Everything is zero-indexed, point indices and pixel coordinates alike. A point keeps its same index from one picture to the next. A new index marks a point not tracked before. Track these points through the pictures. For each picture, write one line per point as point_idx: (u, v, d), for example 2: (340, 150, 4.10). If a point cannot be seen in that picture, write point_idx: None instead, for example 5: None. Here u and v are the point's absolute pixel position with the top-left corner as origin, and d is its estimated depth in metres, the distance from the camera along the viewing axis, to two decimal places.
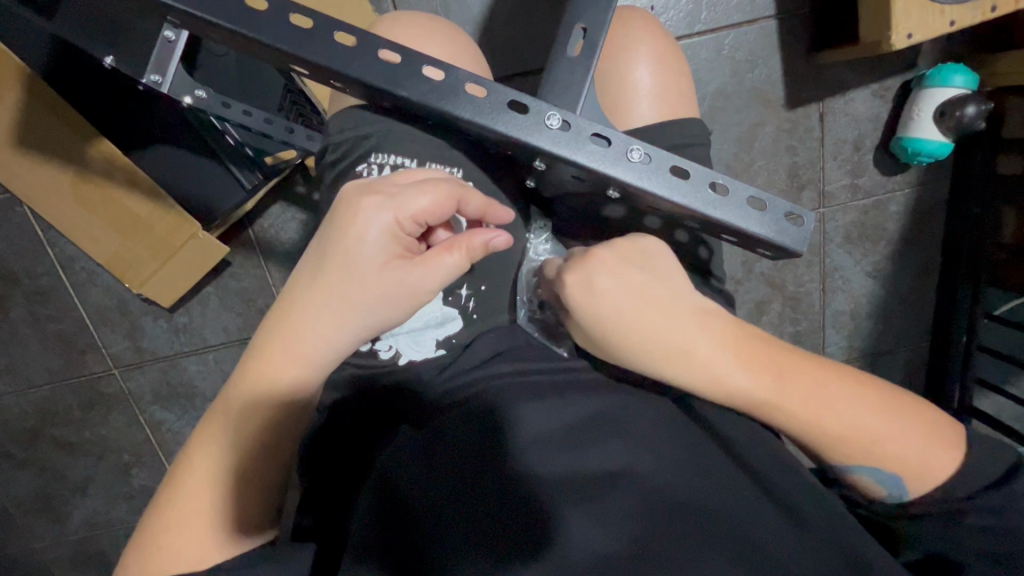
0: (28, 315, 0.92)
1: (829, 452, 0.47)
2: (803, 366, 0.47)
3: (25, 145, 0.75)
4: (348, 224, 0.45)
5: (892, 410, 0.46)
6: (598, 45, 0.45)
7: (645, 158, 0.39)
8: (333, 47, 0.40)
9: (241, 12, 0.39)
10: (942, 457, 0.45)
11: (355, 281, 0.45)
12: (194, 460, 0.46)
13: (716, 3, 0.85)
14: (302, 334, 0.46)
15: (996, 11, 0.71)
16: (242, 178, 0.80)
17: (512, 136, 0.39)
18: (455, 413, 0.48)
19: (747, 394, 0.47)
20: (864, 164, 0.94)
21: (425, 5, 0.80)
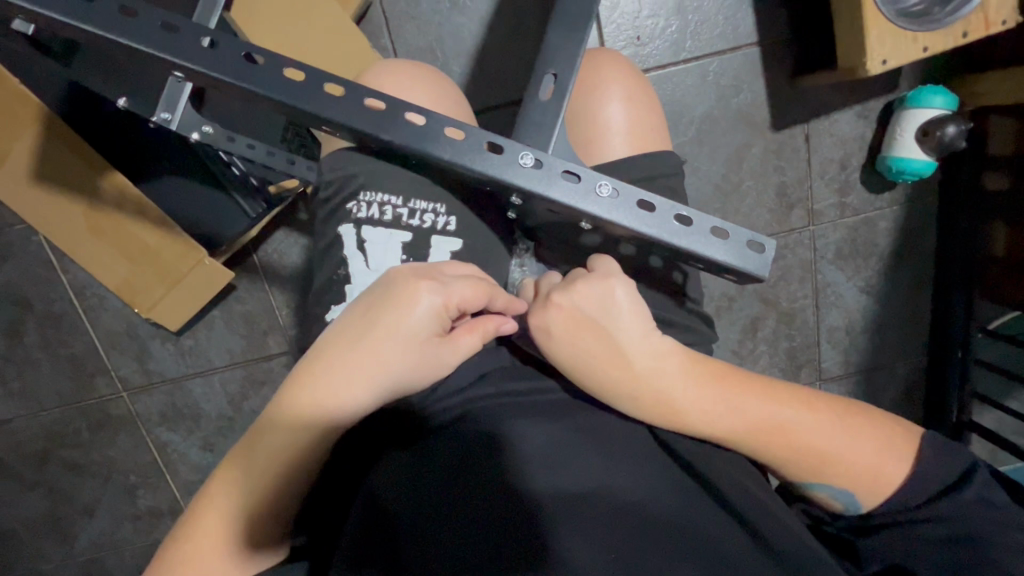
0: (42, 339, 0.95)
1: (792, 470, 0.51)
2: (758, 397, 0.51)
3: (42, 179, 0.80)
4: (400, 301, 0.49)
5: (857, 434, 0.50)
6: (566, 89, 0.49)
7: (614, 193, 0.42)
8: (323, 96, 0.43)
9: (239, 67, 0.43)
10: (894, 468, 0.49)
11: (392, 348, 0.48)
12: (215, 484, 0.50)
13: (700, 32, 0.88)
14: (337, 394, 0.48)
15: (967, 36, 0.73)
16: (246, 208, 0.83)
17: (488, 175, 0.42)
18: (442, 436, 0.50)
19: (720, 425, 0.51)
20: (851, 182, 0.96)
21: (420, 41, 0.85)
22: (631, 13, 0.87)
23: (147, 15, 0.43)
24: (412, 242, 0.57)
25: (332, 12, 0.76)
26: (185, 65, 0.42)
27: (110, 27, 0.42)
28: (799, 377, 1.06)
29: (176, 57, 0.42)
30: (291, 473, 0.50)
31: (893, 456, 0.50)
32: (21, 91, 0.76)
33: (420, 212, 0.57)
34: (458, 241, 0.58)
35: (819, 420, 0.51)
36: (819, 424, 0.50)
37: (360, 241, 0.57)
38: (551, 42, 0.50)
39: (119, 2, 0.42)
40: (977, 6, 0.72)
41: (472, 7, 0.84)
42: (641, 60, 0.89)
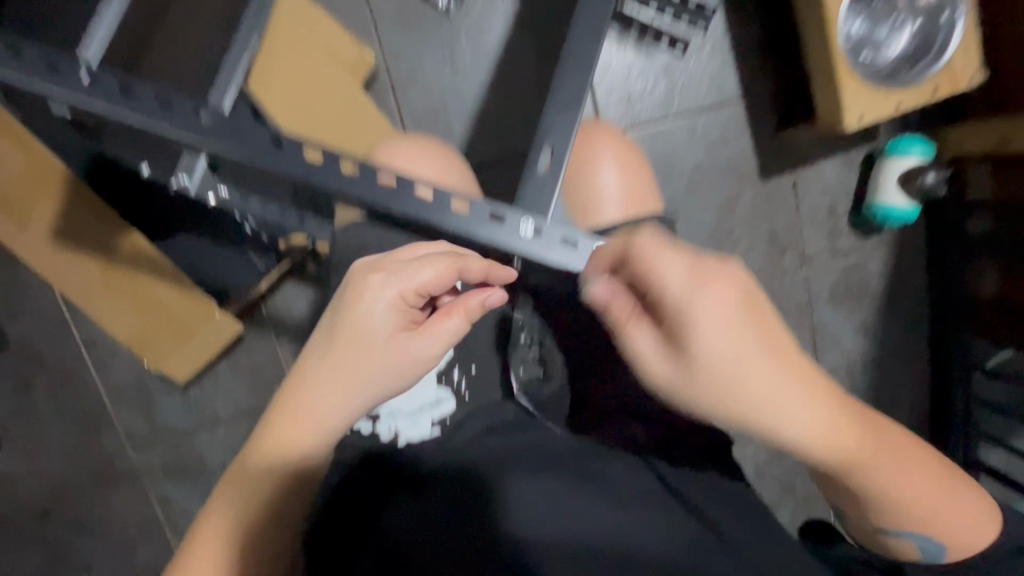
0: (50, 394, 0.96)
1: (876, 506, 0.49)
2: (862, 426, 0.46)
3: (61, 239, 0.83)
4: (360, 298, 0.50)
5: (916, 471, 0.48)
6: (563, 162, 0.53)
7: (606, 254, 0.47)
8: (343, 176, 0.46)
9: (261, 152, 0.45)
10: (973, 533, 0.50)
11: (365, 347, 0.50)
12: (216, 512, 0.51)
13: (687, 91, 0.94)
14: (320, 397, 0.50)
15: (937, 92, 0.78)
16: (258, 263, 0.87)
17: (496, 244, 0.48)
18: (443, 468, 0.51)
19: (822, 441, 0.44)
20: (840, 227, 0.99)
21: (425, 103, 0.90)
22: (621, 76, 0.93)
23: (179, 107, 0.46)
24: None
25: (343, 84, 0.81)
26: (214, 149, 0.45)
27: (146, 115, 0.45)
28: None
29: (197, 142, 0.44)
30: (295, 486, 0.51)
31: (983, 522, 0.50)
32: (49, 159, 0.80)
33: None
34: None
35: (898, 453, 0.48)
36: (892, 457, 0.47)
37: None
38: (550, 119, 0.54)
39: (152, 92, 0.46)
40: (944, 67, 0.77)
41: (474, 73, 0.89)
42: (634, 118, 0.94)
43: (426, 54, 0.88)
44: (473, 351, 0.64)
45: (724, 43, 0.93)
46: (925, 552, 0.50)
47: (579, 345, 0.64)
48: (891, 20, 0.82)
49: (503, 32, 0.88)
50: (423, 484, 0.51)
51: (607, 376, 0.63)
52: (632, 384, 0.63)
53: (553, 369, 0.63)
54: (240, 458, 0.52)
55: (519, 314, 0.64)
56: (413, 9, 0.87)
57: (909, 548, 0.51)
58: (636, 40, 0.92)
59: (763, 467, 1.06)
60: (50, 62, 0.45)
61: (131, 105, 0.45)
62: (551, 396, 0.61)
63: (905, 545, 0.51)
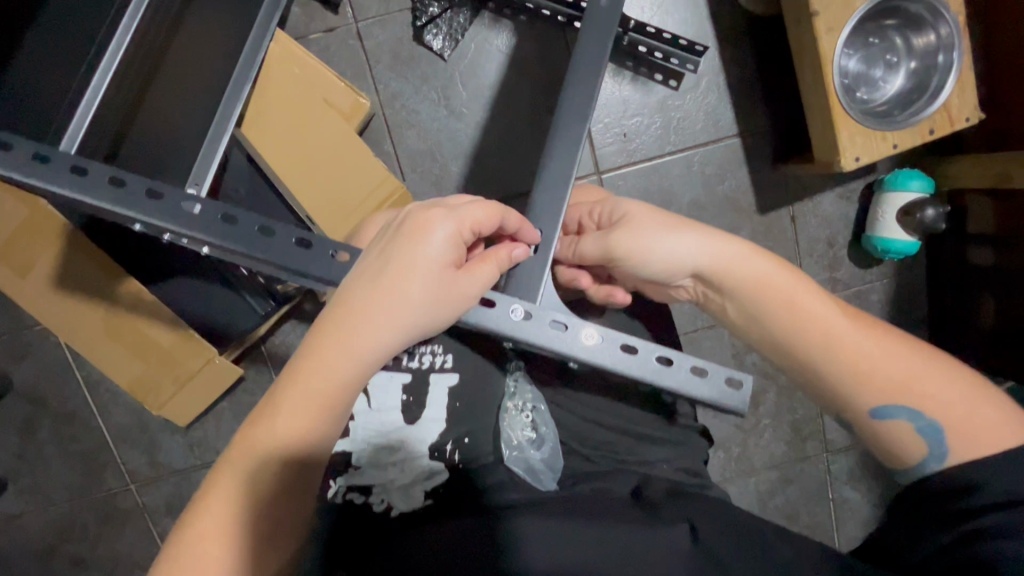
0: (54, 435, 0.97)
1: (861, 391, 0.48)
2: (827, 307, 0.50)
3: (60, 288, 0.82)
4: (414, 234, 0.45)
5: (897, 347, 0.49)
6: (552, 245, 0.54)
7: (599, 339, 0.48)
8: (332, 263, 0.47)
9: (254, 241, 0.46)
10: (975, 415, 0.46)
11: (412, 284, 0.44)
12: (217, 486, 0.43)
13: (682, 127, 0.94)
14: (360, 338, 0.43)
15: (934, 133, 0.77)
16: (255, 305, 0.86)
17: (485, 327, 0.48)
18: (452, 526, 0.50)
19: (770, 273, 0.52)
20: (840, 258, 0.98)
21: (421, 144, 0.91)
22: (617, 113, 0.93)
23: (163, 195, 0.46)
24: (411, 382, 0.61)
25: (337, 130, 0.81)
26: (208, 241, 0.46)
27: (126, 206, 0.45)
28: (806, 449, 1.03)
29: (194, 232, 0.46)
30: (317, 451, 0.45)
31: (980, 402, 0.46)
32: (47, 210, 0.79)
33: (420, 354, 0.61)
34: (454, 376, 0.61)
35: (885, 340, 0.49)
36: (879, 342, 0.49)
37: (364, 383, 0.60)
38: (540, 199, 0.56)
39: (134, 181, 0.46)
40: (940, 107, 0.76)
41: (469, 114, 0.91)
42: (629, 154, 0.94)
43: (421, 97, 0.90)
44: (461, 425, 0.60)
45: (719, 79, 0.93)
46: (929, 444, 0.47)
47: (575, 415, 0.61)
48: (888, 58, 0.85)
49: (497, 72, 0.90)
50: (429, 531, 0.50)
51: (607, 449, 0.59)
52: (634, 457, 0.59)
53: (549, 439, 0.60)
54: (248, 422, 0.44)
55: (511, 381, 0.63)
56: (408, 53, 0.89)
57: (910, 435, 0.47)
58: (630, 77, 0.92)
59: (765, 498, 1.03)
60: (41, 156, 0.45)
61: (114, 198, 0.45)
62: (543, 465, 0.59)
63: (905, 431, 0.48)
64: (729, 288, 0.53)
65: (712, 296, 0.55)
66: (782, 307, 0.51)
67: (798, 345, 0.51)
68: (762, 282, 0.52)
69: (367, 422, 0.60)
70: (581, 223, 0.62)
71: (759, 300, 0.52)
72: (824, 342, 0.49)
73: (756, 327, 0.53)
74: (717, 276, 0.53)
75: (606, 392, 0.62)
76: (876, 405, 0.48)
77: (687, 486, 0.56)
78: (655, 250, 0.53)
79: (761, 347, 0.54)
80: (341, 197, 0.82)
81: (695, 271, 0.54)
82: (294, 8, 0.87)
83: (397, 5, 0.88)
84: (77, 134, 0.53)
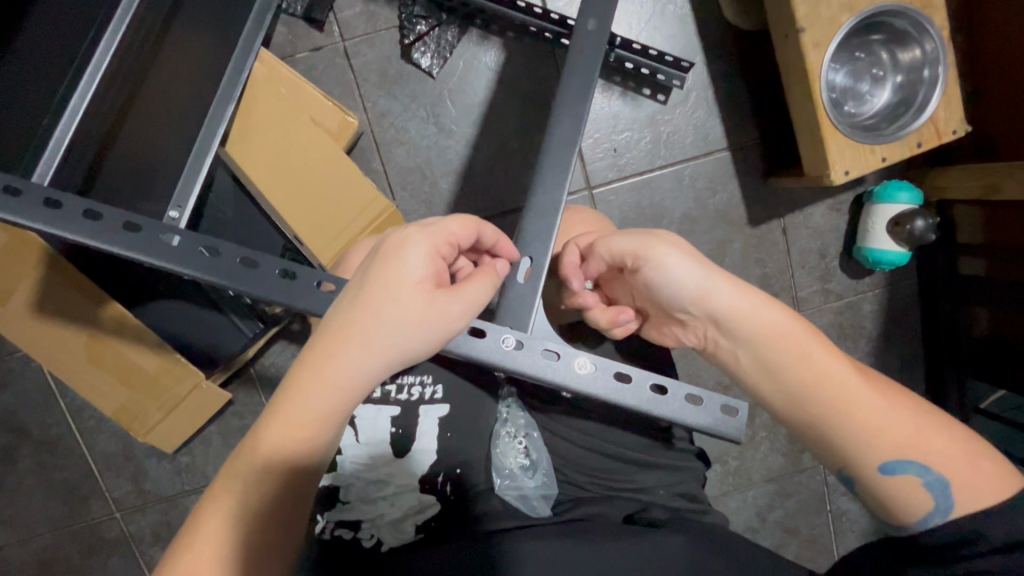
0: (37, 464, 0.94)
1: (859, 444, 0.49)
2: (832, 360, 0.51)
3: (42, 313, 0.79)
4: (389, 253, 0.44)
5: (902, 404, 0.50)
6: (542, 272, 0.54)
7: (593, 368, 0.49)
8: (312, 293, 0.48)
9: (242, 276, 0.48)
10: (975, 467, 0.47)
11: (393, 300, 0.43)
12: (198, 523, 0.41)
13: (672, 142, 0.94)
14: (339, 360, 0.42)
15: (922, 146, 0.78)
16: (244, 327, 0.84)
17: (479, 359, 0.49)
18: (443, 556, 0.50)
19: (782, 323, 0.51)
20: (832, 270, 0.98)
21: (411, 162, 0.90)
22: (607, 128, 0.93)
23: (148, 230, 0.47)
24: (400, 415, 0.59)
25: (325, 150, 0.80)
26: (197, 276, 0.47)
27: (110, 242, 0.46)
28: (803, 461, 1.01)
29: (183, 269, 0.47)
30: (301, 482, 0.43)
31: (979, 457, 0.48)
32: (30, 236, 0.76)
33: (408, 386, 0.60)
34: (445, 407, 0.60)
35: (884, 395, 0.50)
36: (883, 400, 0.49)
37: (351, 417, 0.59)
38: (531, 223, 0.55)
39: (123, 218, 0.47)
40: (927, 120, 0.77)
41: (458, 131, 0.90)
42: (620, 170, 0.94)
43: (409, 115, 0.89)
44: (451, 457, 0.59)
45: (707, 93, 0.93)
46: (935, 497, 0.47)
47: (569, 441, 0.60)
48: (874, 73, 0.86)
49: (485, 89, 0.90)
50: (421, 562, 0.50)
51: (600, 476, 0.59)
52: (628, 484, 0.58)
53: (541, 466, 0.60)
54: (233, 455, 0.43)
55: (503, 408, 0.63)
56: (396, 71, 0.88)
57: (916, 488, 0.48)
58: (619, 93, 0.92)
59: (764, 511, 1.01)
60: (52, 200, 0.46)
61: (98, 233, 0.46)
62: (536, 493, 0.59)
63: (911, 484, 0.48)
64: (744, 328, 0.52)
65: (723, 340, 0.54)
66: (796, 360, 0.51)
67: (811, 400, 0.51)
68: (775, 326, 0.51)
69: (355, 456, 0.59)
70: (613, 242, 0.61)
71: (775, 350, 0.51)
72: (837, 397, 0.50)
73: (770, 376, 0.52)
74: (734, 319, 0.52)
75: (603, 418, 0.60)
76: (886, 460, 0.49)
77: (682, 512, 0.56)
78: (676, 276, 0.52)
79: (775, 400, 0.53)
80: (329, 218, 0.81)
81: (708, 309, 0.53)
82: (280, 28, 0.87)
83: (384, 23, 0.88)
84: (52, 161, 0.53)
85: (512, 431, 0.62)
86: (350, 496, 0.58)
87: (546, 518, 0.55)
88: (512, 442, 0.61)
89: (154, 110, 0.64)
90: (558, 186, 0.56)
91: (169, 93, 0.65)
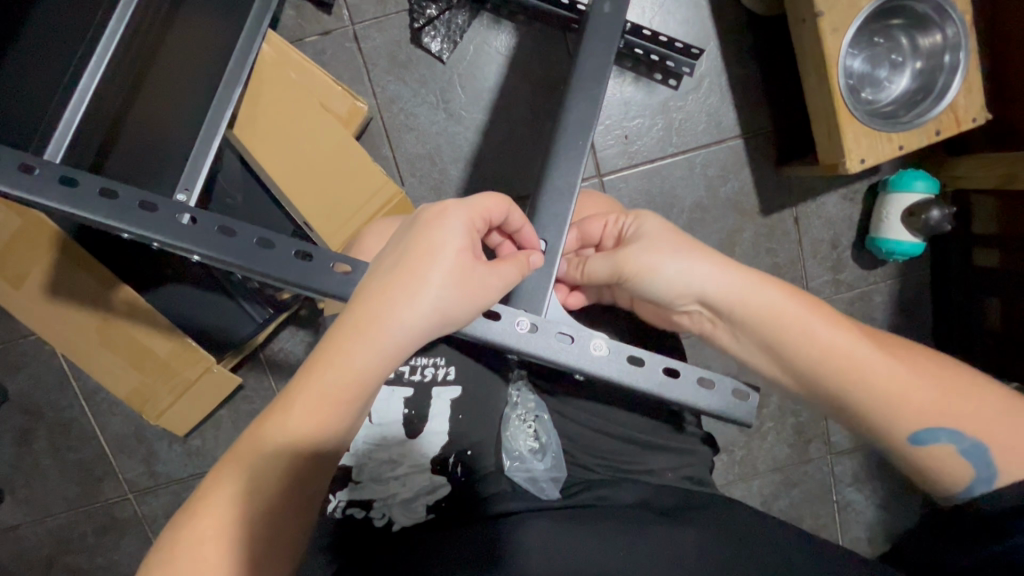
0: (51, 446, 0.96)
1: (890, 420, 0.48)
2: (838, 334, 0.49)
3: (54, 296, 0.79)
4: (428, 222, 0.44)
5: (918, 363, 0.48)
6: (557, 256, 0.54)
7: (608, 351, 0.51)
8: (330, 274, 0.48)
9: (259, 256, 0.48)
10: (1009, 429, 0.46)
11: (434, 267, 0.42)
12: (217, 488, 0.39)
13: (684, 129, 0.92)
14: (380, 325, 0.41)
15: (941, 133, 0.76)
16: (255, 313, 0.85)
17: (490, 341, 0.50)
18: (470, 532, 0.50)
19: (775, 304, 0.51)
20: (844, 260, 0.97)
21: (420, 148, 0.89)
22: (618, 114, 0.92)
23: (163, 209, 0.48)
24: (413, 396, 0.60)
25: (335, 134, 0.80)
26: (211, 257, 0.47)
27: (126, 220, 0.47)
28: (810, 451, 1.01)
29: (198, 251, 0.47)
30: (330, 449, 0.41)
31: (1015, 416, 0.46)
32: (41, 219, 0.76)
33: (421, 367, 0.60)
34: (457, 389, 0.60)
35: (906, 366, 0.48)
36: (902, 374, 0.47)
37: None
38: (545, 208, 0.56)
39: (138, 198, 0.47)
40: (947, 108, 0.76)
41: (468, 117, 0.89)
42: (631, 157, 0.93)
43: (419, 100, 0.89)
44: (461, 440, 0.60)
45: (721, 79, 0.92)
46: (974, 466, 0.46)
47: (578, 423, 0.61)
48: (892, 59, 0.84)
49: (496, 74, 0.89)
50: (446, 543, 0.50)
51: (608, 457, 0.59)
52: (636, 466, 0.58)
53: (552, 449, 0.60)
54: (259, 419, 0.41)
55: (514, 391, 0.62)
56: (405, 55, 0.88)
57: (952, 457, 0.47)
58: (632, 79, 0.91)
59: (769, 500, 1.01)
60: (68, 177, 0.46)
61: (115, 212, 0.46)
62: (546, 475, 0.58)
63: (946, 454, 0.47)
64: (737, 314, 0.52)
65: (721, 326, 0.54)
66: (800, 340, 0.50)
67: (819, 377, 0.50)
68: (775, 313, 0.50)
69: (368, 436, 0.59)
70: (602, 237, 0.60)
71: (772, 332, 0.51)
72: (848, 376, 0.48)
73: (772, 356, 0.52)
74: (725, 302, 0.52)
75: (613, 403, 0.61)
76: (917, 431, 0.48)
77: (692, 493, 0.56)
78: (675, 273, 0.53)
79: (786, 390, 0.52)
80: (339, 202, 0.81)
81: (702, 298, 0.53)
82: (289, 10, 0.86)
83: (394, 8, 0.87)
84: (64, 140, 0.53)
85: (518, 416, 0.61)
86: (360, 479, 0.58)
87: (555, 500, 0.55)
88: (512, 427, 0.61)
89: (162, 94, 0.63)
90: (570, 172, 0.56)
91: (176, 77, 0.64)
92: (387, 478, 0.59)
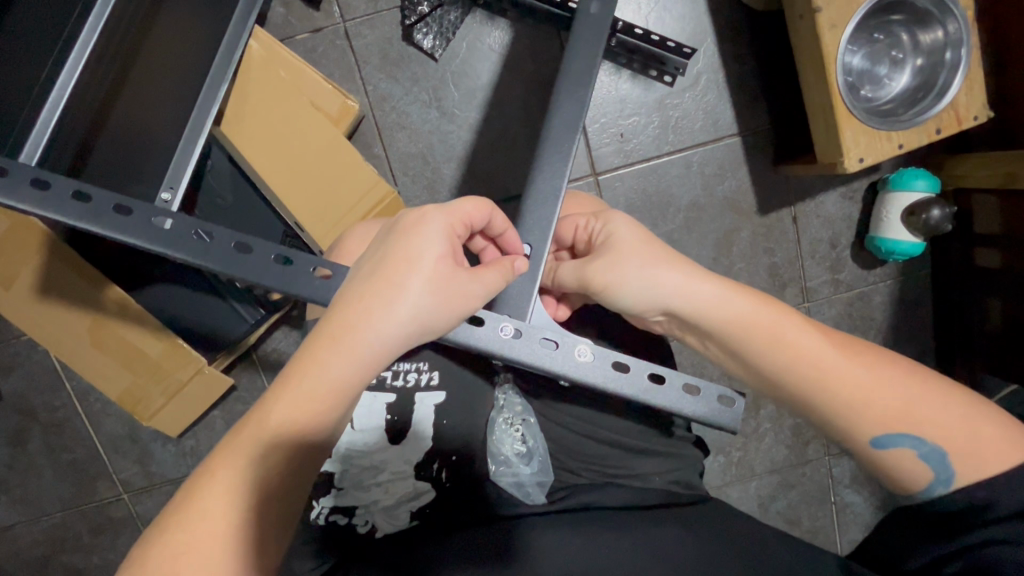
0: (45, 446, 0.96)
1: (868, 432, 0.47)
2: (806, 342, 0.48)
3: (43, 297, 0.78)
4: (407, 229, 0.43)
5: (887, 369, 0.47)
6: (541, 259, 0.54)
7: (592, 357, 0.50)
8: (310, 279, 0.48)
9: (237, 261, 0.47)
10: (974, 434, 0.44)
11: (413, 273, 0.41)
12: (190, 502, 0.38)
13: (681, 127, 0.91)
14: (358, 332, 0.40)
15: (941, 132, 0.75)
16: (246, 314, 0.85)
17: (473, 347, 0.49)
18: (457, 542, 0.51)
19: (741, 311, 0.50)
20: (843, 260, 0.95)
21: (413, 147, 0.88)
22: (614, 112, 0.91)
23: (139, 212, 0.47)
24: (396, 402, 0.59)
25: (324, 133, 0.79)
26: (188, 261, 0.47)
27: (100, 223, 0.46)
28: (808, 453, 1.00)
29: (174, 255, 0.47)
30: (307, 459, 0.41)
31: (980, 422, 0.45)
32: (28, 220, 0.75)
33: (404, 372, 0.60)
34: (441, 394, 0.59)
35: (884, 373, 0.47)
36: (879, 382, 0.46)
37: None
38: (533, 211, 0.55)
39: (113, 201, 0.47)
40: (948, 106, 0.74)
41: (461, 116, 0.88)
42: (627, 155, 0.91)
43: (412, 99, 0.87)
44: (448, 445, 0.59)
45: (718, 76, 0.90)
46: (935, 468, 0.45)
47: (564, 427, 0.60)
48: (893, 55, 0.83)
49: (489, 72, 0.88)
50: (436, 548, 0.51)
51: (595, 462, 0.58)
52: (623, 471, 0.57)
53: (538, 453, 0.59)
54: (235, 429, 0.40)
55: (501, 394, 0.61)
56: (397, 53, 0.86)
57: (914, 461, 0.46)
58: (628, 76, 0.90)
59: (766, 502, 1.01)
60: (41, 181, 0.46)
61: (90, 215, 0.46)
62: (531, 480, 0.58)
63: (907, 457, 0.46)
64: (702, 324, 0.51)
65: (688, 332, 0.54)
66: (775, 342, 0.49)
67: (795, 386, 0.49)
68: (745, 319, 0.49)
69: (351, 442, 0.58)
70: (574, 241, 0.59)
71: (740, 339, 0.50)
72: (819, 380, 0.47)
73: (737, 361, 0.52)
74: (689, 313, 0.51)
75: (600, 406, 0.60)
76: (880, 435, 0.47)
77: (679, 498, 0.55)
78: (634, 289, 0.52)
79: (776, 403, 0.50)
80: (329, 202, 0.80)
81: (667, 309, 0.52)
82: (279, 7, 0.85)
83: (385, 4, 0.85)
84: (39, 140, 0.52)
85: (502, 419, 0.60)
86: (343, 485, 0.57)
87: (539, 507, 0.55)
88: (495, 428, 0.60)
89: (144, 94, 0.62)
90: (558, 174, 0.55)
91: (159, 75, 0.64)
92: (370, 484, 0.58)
